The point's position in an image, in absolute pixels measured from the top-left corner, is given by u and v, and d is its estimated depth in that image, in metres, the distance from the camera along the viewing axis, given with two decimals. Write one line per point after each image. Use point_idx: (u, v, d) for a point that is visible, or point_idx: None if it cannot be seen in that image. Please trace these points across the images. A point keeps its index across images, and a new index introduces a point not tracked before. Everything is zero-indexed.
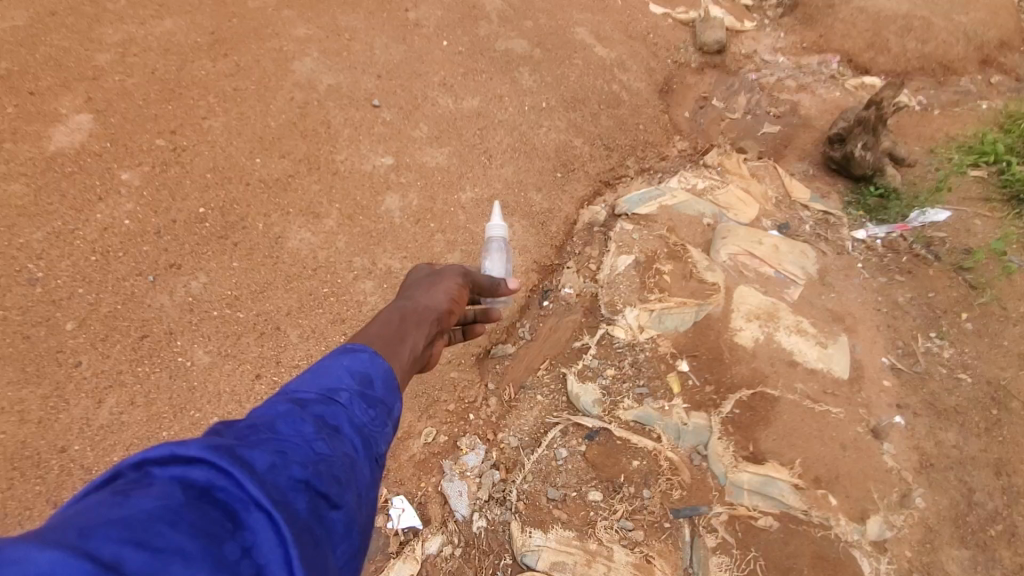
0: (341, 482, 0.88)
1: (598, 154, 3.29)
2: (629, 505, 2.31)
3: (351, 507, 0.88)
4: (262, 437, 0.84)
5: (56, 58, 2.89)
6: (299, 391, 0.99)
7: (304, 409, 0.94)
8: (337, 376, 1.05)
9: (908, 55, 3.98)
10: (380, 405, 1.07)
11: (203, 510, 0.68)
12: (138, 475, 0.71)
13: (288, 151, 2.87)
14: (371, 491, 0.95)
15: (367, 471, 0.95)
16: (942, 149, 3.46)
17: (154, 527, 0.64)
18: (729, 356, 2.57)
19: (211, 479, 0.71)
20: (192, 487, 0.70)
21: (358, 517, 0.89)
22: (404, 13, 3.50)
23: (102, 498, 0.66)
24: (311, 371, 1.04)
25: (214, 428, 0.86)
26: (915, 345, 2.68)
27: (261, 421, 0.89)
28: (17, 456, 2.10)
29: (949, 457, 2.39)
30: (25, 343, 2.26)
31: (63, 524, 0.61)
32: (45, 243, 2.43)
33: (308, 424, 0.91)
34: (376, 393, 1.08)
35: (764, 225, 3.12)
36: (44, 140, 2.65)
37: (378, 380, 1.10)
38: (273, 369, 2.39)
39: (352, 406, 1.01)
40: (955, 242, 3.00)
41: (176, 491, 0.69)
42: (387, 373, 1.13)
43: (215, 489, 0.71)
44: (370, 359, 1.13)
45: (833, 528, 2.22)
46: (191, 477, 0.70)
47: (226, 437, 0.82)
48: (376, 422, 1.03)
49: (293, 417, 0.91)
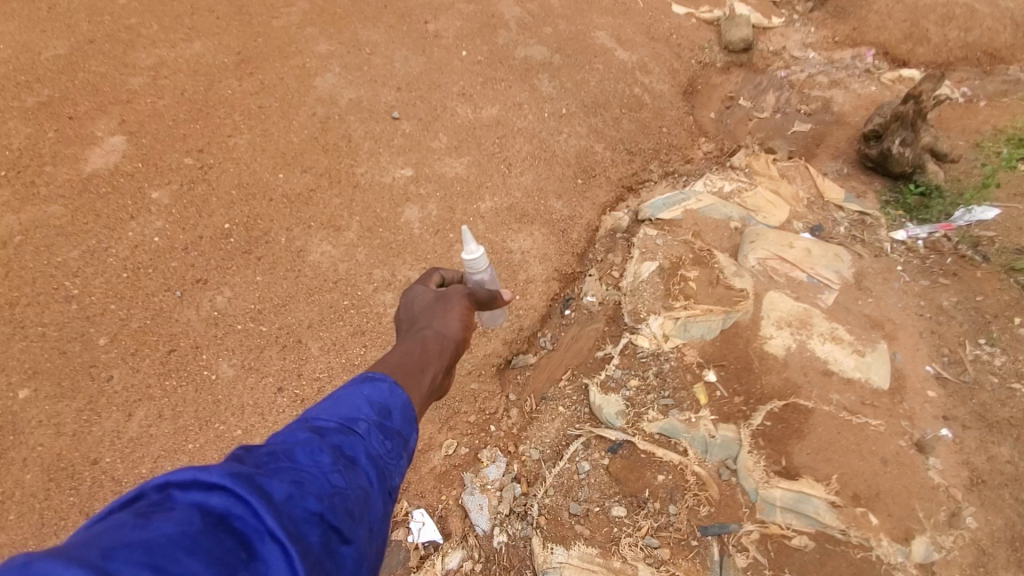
0: (354, 516, 0.86)
1: (620, 159, 3.23)
2: (654, 521, 2.23)
3: (362, 543, 0.85)
4: (280, 466, 0.83)
5: (93, 83, 3.02)
6: (318, 418, 0.97)
7: (323, 438, 0.92)
8: (356, 405, 1.03)
9: (948, 44, 3.80)
10: (397, 436, 1.04)
11: (219, 538, 0.68)
12: (160, 498, 0.71)
13: (310, 166, 2.92)
14: (383, 527, 0.92)
15: (380, 506, 0.93)
16: (989, 142, 3.26)
17: (171, 554, 0.64)
18: (759, 365, 2.46)
19: (229, 507, 0.71)
20: (210, 514, 0.70)
21: (368, 553, 0.87)
22: (424, 25, 3.54)
23: (124, 519, 0.66)
24: (332, 398, 1.03)
25: (234, 452, 0.85)
26: (962, 352, 2.52)
27: (280, 447, 0.87)
28: (53, 467, 2.18)
29: (1003, 474, 2.23)
30: (61, 358, 2.35)
31: (86, 543, 0.62)
32: (81, 261, 2.54)
33: (326, 454, 0.89)
34: (394, 424, 1.05)
35: (795, 228, 2.99)
36: (81, 163, 2.77)
37: (397, 411, 1.07)
38: (294, 382, 2.41)
39: (370, 437, 0.98)
40: (1006, 242, 2.80)
41: (195, 518, 0.69)
42: (406, 404, 1.10)
43: (232, 517, 0.71)
44: (390, 388, 1.10)
45: (874, 550, 2.08)
46: (209, 504, 0.71)
47: (246, 464, 0.81)
48: (392, 454, 1.00)
49: (312, 446, 0.89)
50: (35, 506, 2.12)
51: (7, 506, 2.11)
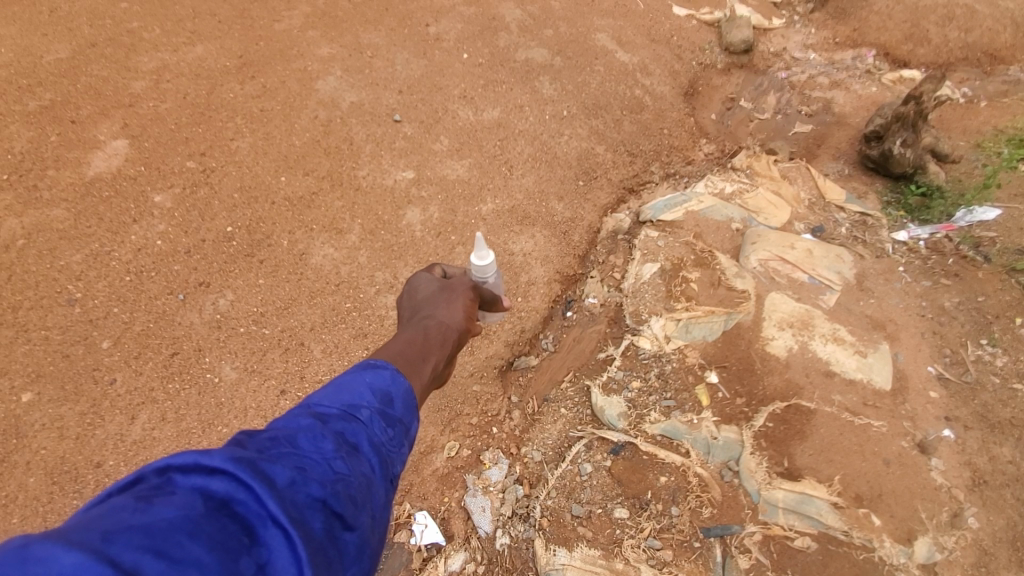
0: (356, 503, 0.86)
1: (621, 161, 3.23)
2: (656, 523, 2.24)
3: (364, 530, 0.86)
4: (282, 451, 0.84)
5: (95, 87, 3.03)
6: (321, 405, 0.98)
7: (325, 425, 0.93)
8: (358, 392, 1.03)
9: (949, 45, 3.80)
10: (400, 424, 1.04)
11: (221, 522, 0.68)
12: (160, 481, 0.71)
13: (312, 169, 2.93)
14: (385, 514, 0.93)
15: (382, 493, 0.93)
16: (989, 143, 3.26)
17: (174, 538, 0.64)
18: (761, 366, 2.47)
19: (231, 492, 0.71)
20: (212, 499, 0.70)
21: (371, 540, 0.87)
22: (425, 28, 3.55)
23: (125, 501, 0.67)
24: (334, 385, 1.03)
25: (236, 436, 0.86)
26: (964, 353, 2.52)
27: (282, 433, 0.88)
28: (57, 471, 2.18)
29: (1005, 474, 2.23)
30: (65, 361, 2.36)
31: (86, 525, 0.62)
32: (83, 265, 2.55)
33: (328, 440, 0.90)
34: (396, 412, 1.06)
35: (796, 229, 3.00)
36: (83, 166, 2.78)
37: (399, 399, 1.08)
38: (297, 385, 2.42)
39: (372, 424, 0.99)
40: (1007, 242, 2.80)
41: (198, 502, 0.69)
42: (408, 392, 1.11)
43: (234, 502, 0.71)
44: (392, 376, 1.11)
45: (877, 551, 2.08)
46: (211, 488, 0.71)
47: (248, 449, 0.81)
48: (394, 442, 1.01)
49: (314, 432, 0.90)
50: (38, 509, 2.12)
51: (10, 510, 2.11)
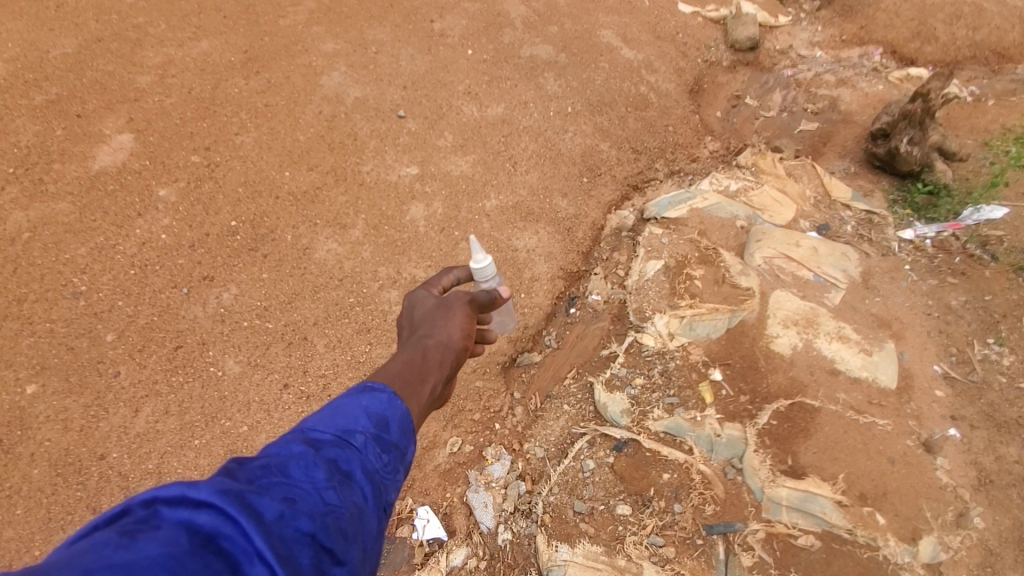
0: (347, 535, 0.85)
1: (626, 158, 3.22)
2: (659, 520, 2.23)
3: (355, 564, 0.85)
4: (272, 481, 0.83)
5: (102, 82, 3.04)
6: (315, 430, 0.97)
7: (318, 452, 0.92)
8: (354, 417, 1.02)
9: (957, 43, 3.77)
10: (395, 449, 1.03)
11: (206, 560, 0.68)
12: (146, 514, 0.70)
13: (316, 163, 2.93)
14: (376, 545, 0.92)
15: (375, 523, 0.93)
16: (997, 141, 3.25)
17: None
18: (765, 364, 2.46)
19: (217, 527, 0.70)
20: (197, 534, 0.69)
21: (361, 573, 0.86)
22: (430, 24, 3.54)
23: (109, 536, 0.66)
24: (329, 409, 1.03)
25: (227, 464, 0.85)
26: (970, 352, 2.50)
27: (273, 461, 0.87)
28: (61, 462, 2.19)
29: (1011, 474, 2.21)
30: (69, 354, 2.37)
31: (68, 563, 0.61)
32: (88, 258, 2.55)
33: (321, 469, 0.89)
34: (392, 436, 1.04)
35: (802, 227, 2.98)
36: (89, 160, 2.79)
37: (395, 423, 1.07)
38: (300, 379, 2.42)
39: (366, 451, 0.98)
40: (1014, 241, 2.78)
41: (182, 538, 0.68)
42: (404, 415, 1.10)
43: (221, 537, 0.70)
44: (389, 400, 1.10)
45: (881, 550, 2.07)
46: (197, 522, 0.70)
47: (238, 479, 0.81)
48: (389, 468, 1.00)
49: (306, 460, 0.89)
50: (41, 501, 2.13)
51: (14, 501, 2.12)
